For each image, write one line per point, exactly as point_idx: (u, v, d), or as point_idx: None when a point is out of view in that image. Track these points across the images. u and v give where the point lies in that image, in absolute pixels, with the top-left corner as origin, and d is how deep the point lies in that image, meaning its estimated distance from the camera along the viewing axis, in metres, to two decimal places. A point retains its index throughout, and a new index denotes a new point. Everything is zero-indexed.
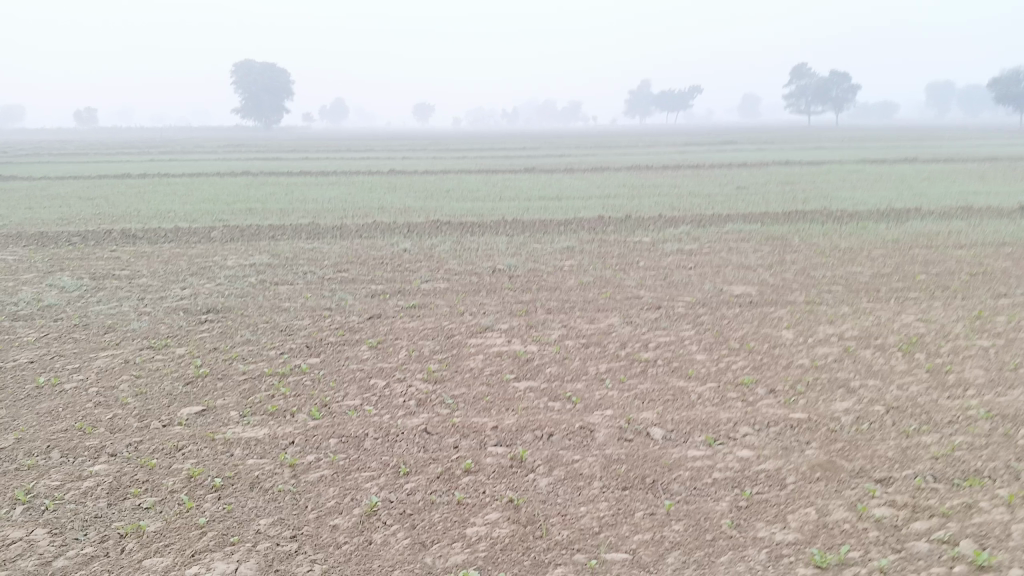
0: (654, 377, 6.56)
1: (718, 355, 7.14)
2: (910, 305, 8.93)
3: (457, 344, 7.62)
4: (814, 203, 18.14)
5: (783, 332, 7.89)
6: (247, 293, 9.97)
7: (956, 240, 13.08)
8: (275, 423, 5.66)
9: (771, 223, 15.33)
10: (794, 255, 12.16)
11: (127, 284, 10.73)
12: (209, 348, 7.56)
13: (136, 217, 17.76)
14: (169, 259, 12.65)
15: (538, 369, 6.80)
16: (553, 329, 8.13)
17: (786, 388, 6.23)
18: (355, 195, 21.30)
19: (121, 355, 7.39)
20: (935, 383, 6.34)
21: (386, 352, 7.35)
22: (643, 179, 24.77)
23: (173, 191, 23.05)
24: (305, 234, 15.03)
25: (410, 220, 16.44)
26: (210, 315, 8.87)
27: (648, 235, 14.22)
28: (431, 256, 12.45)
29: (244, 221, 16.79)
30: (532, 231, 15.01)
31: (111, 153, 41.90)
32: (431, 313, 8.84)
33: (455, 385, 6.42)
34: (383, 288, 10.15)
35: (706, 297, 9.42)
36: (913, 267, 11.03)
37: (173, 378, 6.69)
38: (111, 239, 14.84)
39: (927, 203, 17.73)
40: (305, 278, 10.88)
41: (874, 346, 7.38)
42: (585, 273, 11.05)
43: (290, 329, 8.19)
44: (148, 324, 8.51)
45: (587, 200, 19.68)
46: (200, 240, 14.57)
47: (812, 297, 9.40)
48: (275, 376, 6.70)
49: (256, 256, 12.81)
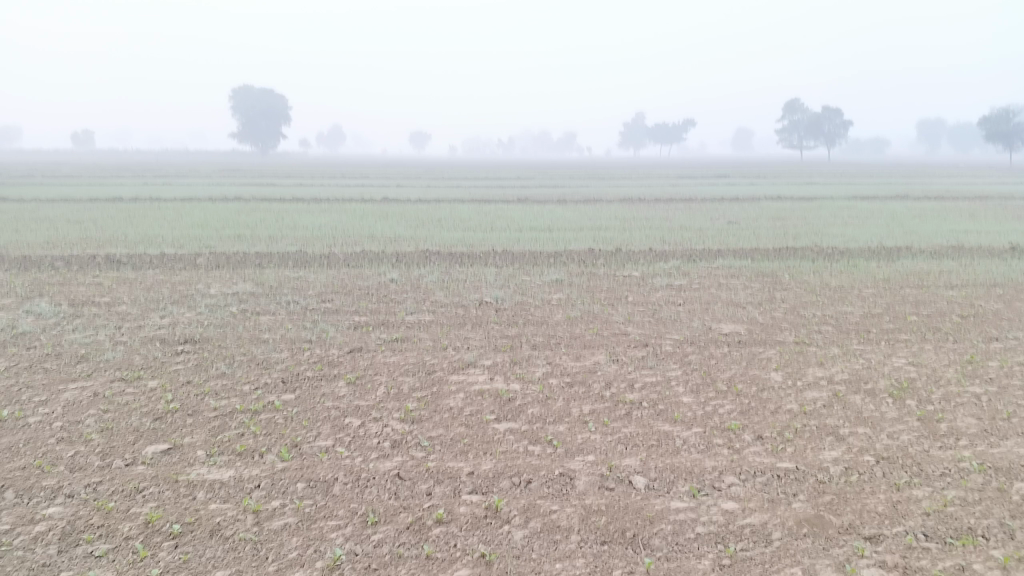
0: (638, 419, 6.38)
1: (705, 397, 6.96)
2: (901, 347, 8.79)
3: (438, 380, 7.42)
4: (805, 239, 18.09)
5: (772, 374, 7.72)
6: (227, 323, 9.77)
7: (947, 280, 13.00)
8: (243, 464, 5.46)
9: (762, 259, 15.24)
10: (785, 292, 12.04)
11: (105, 311, 10.52)
12: (182, 381, 7.35)
13: (122, 242, 17.55)
14: (152, 285, 12.45)
15: (520, 410, 6.61)
16: (537, 366, 7.94)
17: (774, 434, 6.05)
18: (345, 223, 21.17)
19: (91, 387, 7.17)
20: (927, 431, 6.17)
21: (364, 388, 7.15)
22: (636, 211, 24.73)
23: (162, 215, 22.88)
24: (291, 262, 14.86)
25: (399, 250, 16.29)
26: (187, 345, 8.66)
27: (637, 269, 14.11)
28: (418, 287, 12.27)
29: (231, 247, 16.61)
30: (521, 263, 14.88)
31: (103, 175, 41.71)
32: (414, 347, 8.65)
33: (432, 425, 6.22)
34: (366, 320, 9.96)
35: (695, 335, 9.27)
36: (904, 307, 10.91)
37: (142, 412, 6.47)
38: (94, 264, 14.63)
39: (918, 240, 17.68)
40: (288, 309, 10.68)
41: (864, 391, 7.21)
42: (572, 308, 10.89)
43: (268, 362, 7.98)
44: (121, 354, 8.29)
45: (579, 231, 19.59)
46: (185, 267, 14.38)
47: (802, 337, 9.25)
48: (247, 412, 6.50)
49: (240, 284, 12.61)
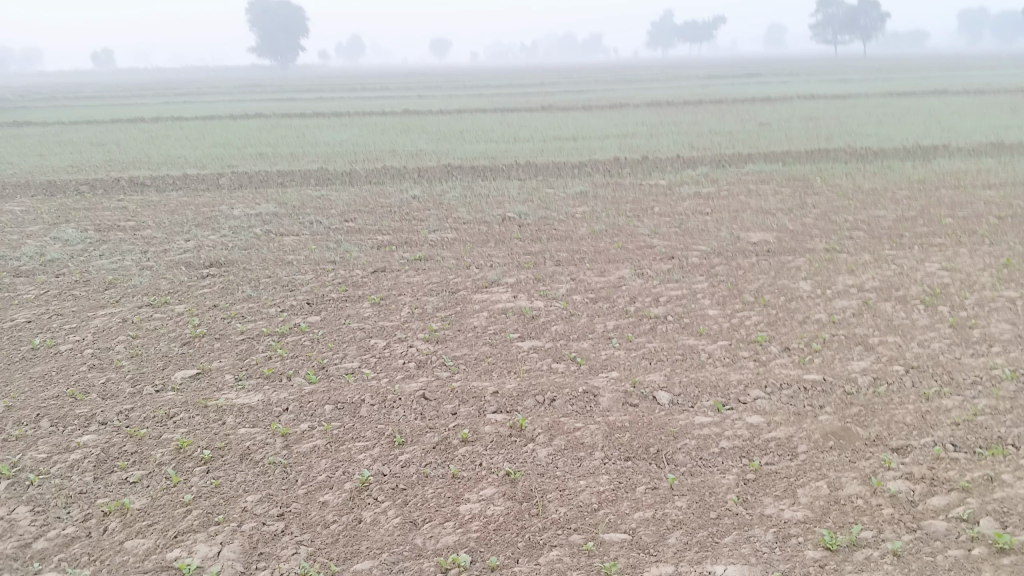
0: (663, 334, 6.33)
1: (731, 310, 6.87)
2: (935, 252, 8.57)
3: (462, 299, 7.39)
4: (837, 140, 17.58)
5: (800, 283, 7.59)
6: (252, 245, 9.78)
7: (985, 180, 12.60)
8: (270, 388, 5.52)
9: (792, 163, 14.86)
10: (816, 197, 11.76)
11: (131, 236, 10.56)
12: (208, 305, 7.40)
13: (145, 164, 17.54)
14: (176, 209, 12.45)
15: (543, 327, 6.58)
16: (561, 282, 7.87)
17: (801, 346, 5.98)
18: (367, 138, 20.94)
19: (120, 314, 7.24)
20: (959, 339, 6.05)
21: (388, 309, 7.15)
22: (663, 116, 24.15)
23: (185, 135, 22.78)
24: (313, 181, 14.77)
25: (422, 165, 16.10)
26: (212, 269, 8.69)
27: (664, 178, 13.84)
28: (441, 204, 12.16)
29: (253, 167, 16.52)
30: (545, 175, 14.67)
31: (125, 95, 41.45)
32: (437, 266, 8.60)
33: (456, 345, 6.23)
34: (390, 239, 9.91)
35: (722, 245, 9.11)
36: (939, 210, 10.61)
37: (170, 338, 6.54)
38: (119, 188, 14.64)
39: (956, 138, 17.12)
40: (311, 229, 10.65)
41: (895, 299, 7.07)
42: (597, 220, 10.73)
43: (293, 284, 8.00)
44: (148, 279, 8.34)
45: (604, 140, 19.21)
46: (208, 188, 14.36)
47: (832, 244, 9.05)
48: (274, 335, 6.54)
49: (263, 204, 12.58)
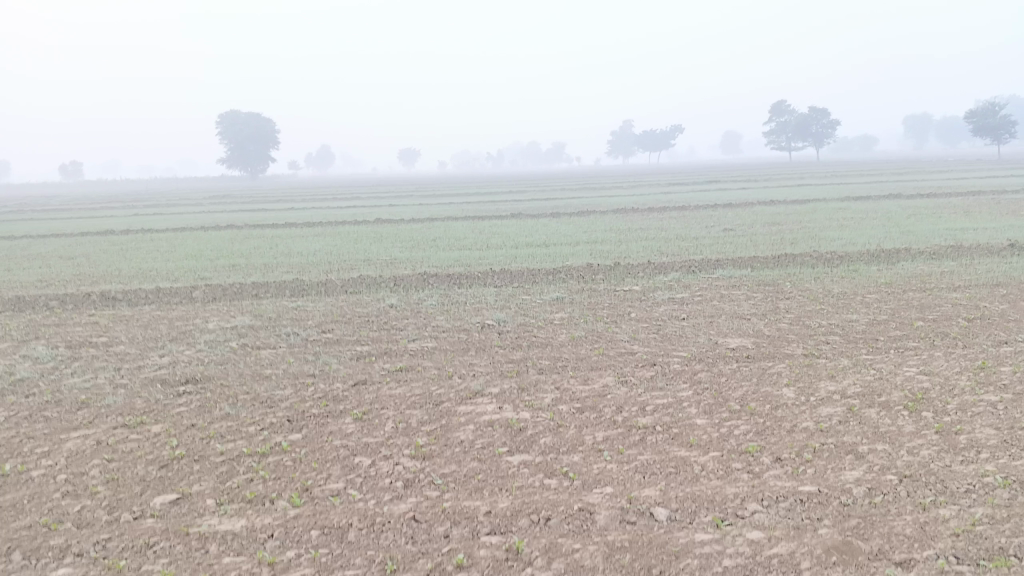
0: (653, 446, 6.26)
1: (719, 419, 6.84)
2: (911, 356, 8.70)
3: (447, 412, 7.28)
4: (802, 244, 18.06)
5: (784, 390, 7.62)
6: (228, 360, 9.64)
7: (949, 282, 12.93)
8: (254, 513, 5.34)
9: (762, 268, 15.17)
10: (787, 302, 11.97)
11: (104, 352, 10.38)
12: (186, 425, 7.21)
13: (116, 277, 17.43)
14: (149, 323, 12.31)
15: (532, 440, 6.48)
16: (545, 392, 7.83)
17: (792, 456, 5.95)
18: (339, 247, 21.10)
19: (94, 436, 7.02)
20: (946, 446, 6.06)
21: (372, 425, 7.01)
22: (630, 222, 24.71)
23: (156, 247, 22.79)
24: (288, 292, 14.76)
25: (396, 273, 16.19)
26: (189, 386, 8.52)
27: (638, 284, 14.03)
28: (419, 313, 12.17)
29: (227, 278, 16.48)
30: (519, 282, 14.80)
31: (93, 206, 41.51)
32: (419, 377, 8.52)
33: (444, 461, 6.10)
34: (369, 349, 9.84)
35: (702, 352, 9.17)
36: (910, 313, 10.82)
37: (147, 461, 6.33)
38: (90, 303, 14.49)
39: (915, 241, 17.66)
40: (289, 341, 10.56)
41: (879, 404, 7.11)
42: (576, 327, 10.79)
43: (272, 401, 7.85)
44: (123, 398, 8.14)
45: (575, 246, 19.54)
46: (182, 301, 14.26)
47: (810, 349, 9.14)
48: (255, 456, 6.36)
49: (238, 317, 12.50)
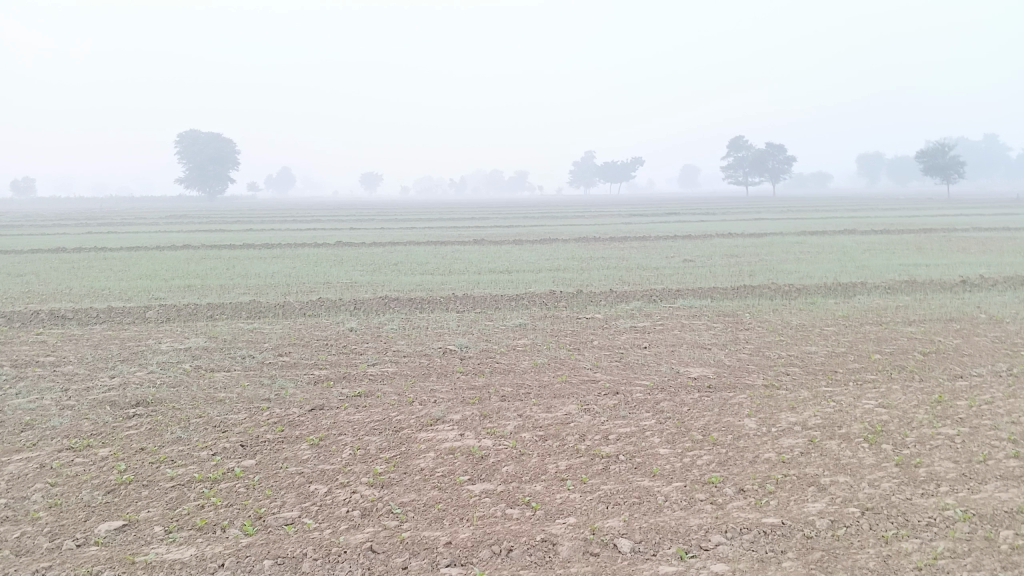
0: (616, 475, 6.20)
1: (682, 449, 6.80)
2: (870, 388, 8.78)
3: (406, 439, 7.14)
4: (761, 277, 18.28)
5: (746, 421, 7.61)
6: (181, 382, 9.38)
7: (905, 316, 13.16)
8: (204, 541, 5.14)
9: (722, 299, 15.30)
10: (748, 332, 12.06)
11: (51, 372, 10.04)
12: (135, 448, 6.96)
13: (66, 295, 16.98)
14: (100, 343, 11.96)
15: (493, 469, 6.37)
16: (507, 419, 7.72)
17: (755, 487, 5.93)
18: (299, 269, 20.85)
19: (37, 458, 6.74)
20: (906, 478, 6.09)
21: (329, 451, 6.84)
22: (592, 251, 24.84)
23: (109, 265, 22.27)
24: (245, 313, 14.50)
25: (357, 296, 16.02)
26: (139, 408, 8.25)
27: (600, 312, 14.05)
28: (379, 337, 12.01)
29: (182, 299, 16.16)
30: (482, 307, 14.72)
31: (43, 223, 40.55)
32: (378, 402, 8.36)
33: (403, 490, 5.95)
34: (328, 374, 9.65)
35: (664, 380, 9.16)
36: (867, 346, 10.96)
37: (93, 485, 6.09)
38: (38, 321, 14.06)
39: (871, 275, 17.98)
40: (244, 364, 10.32)
41: (840, 436, 7.13)
42: (539, 354, 10.72)
43: (225, 425, 7.62)
44: (69, 420, 7.84)
45: (537, 273, 19.55)
46: (135, 321, 13.91)
47: (770, 380, 9.17)
48: (206, 481, 6.15)
49: (192, 338, 12.19)
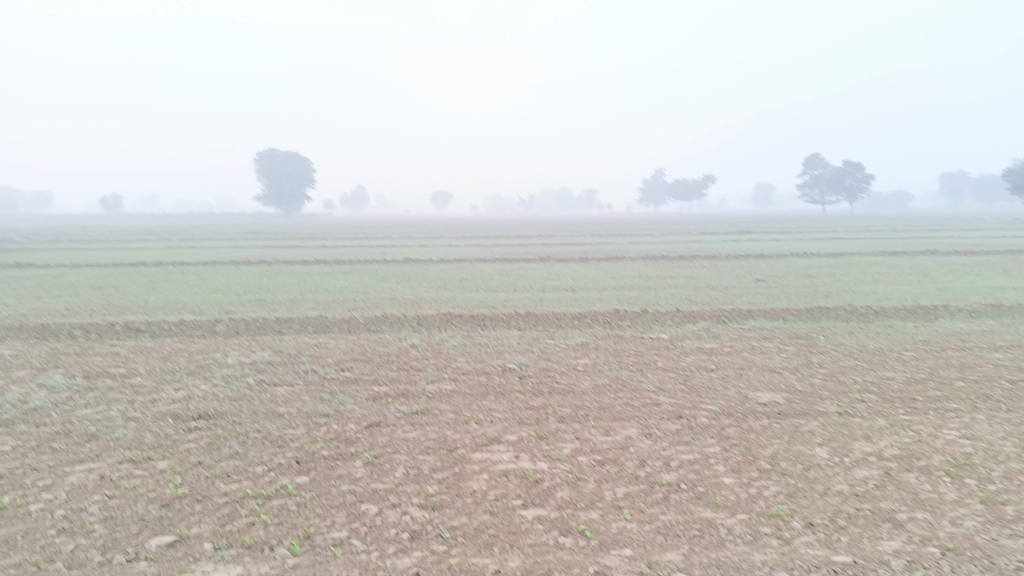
0: (677, 505, 5.92)
1: (748, 478, 6.48)
2: (952, 418, 8.25)
3: (460, 460, 6.99)
4: (836, 298, 17.61)
5: (817, 450, 7.22)
6: (243, 396, 9.45)
7: (990, 341, 12.46)
8: (251, 560, 5.08)
9: (793, 320, 14.78)
10: (821, 356, 11.57)
11: (120, 384, 10.24)
12: (192, 462, 6.99)
13: (142, 308, 17.46)
14: (169, 356, 12.19)
15: (548, 494, 6.17)
16: (565, 443, 7.50)
17: (825, 522, 5.58)
18: (366, 284, 21.03)
19: (98, 470, 6.82)
20: (992, 517, 5.65)
21: (382, 470, 6.73)
22: (660, 269, 24.46)
23: (184, 279, 22.88)
24: (311, 328, 14.65)
25: (421, 312, 16.05)
26: (200, 422, 8.30)
27: (666, 331, 13.72)
28: (440, 353, 11.95)
29: (251, 313, 16.43)
30: (544, 325, 14.55)
31: (127, 239, 42.14)
32: (435, 421, 8.25)
33: (454, 513, 5.80)
34: (386, 390, 9.57)
35: (730, 405, 8.80)
36: (949, 373, 10.37)
37: (148, 499, 6.11)
38: (113, 333, 14.46)
39: (954, 298, 17.18)
40: (306, 379, 10.36)
41: (919, 470, 6.69)
42: (601, 374, 10.48)
43: (283, 441, 7.61)
44: (132, 432, 7.95)
45: (603, 291, 19.29)
46: (204, 335, 14.17)
47: (844, 407, 8.72)
48: (258, 498, 6.11)
49: (258, 352, 12.33)
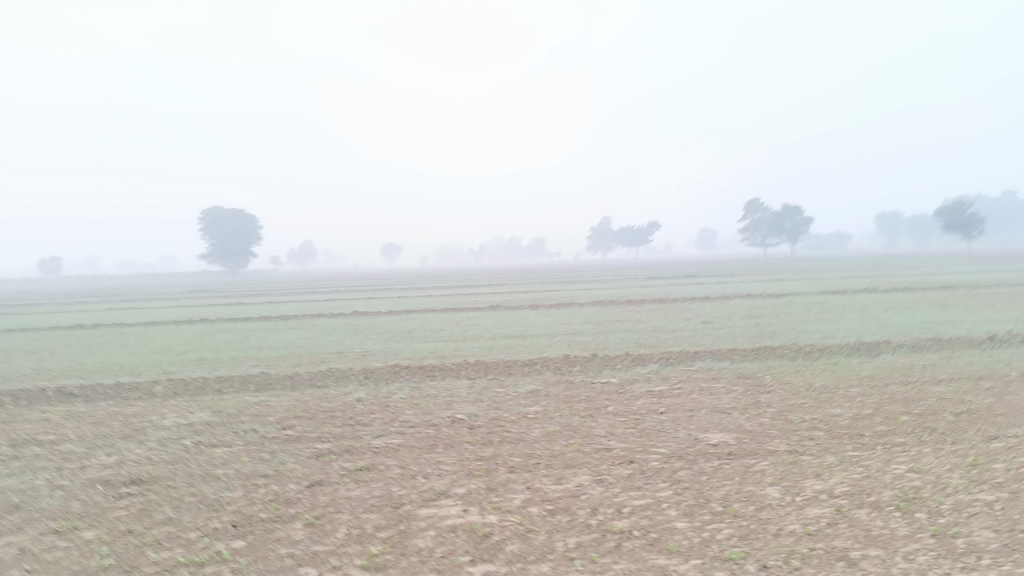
0: (630, 553, 5.77)
1: (700, 522, 6.37)
2: (900, 452, 8.29)
3: (407, 516, 6.75)
4: (782, 337, 17.83)
5: (768, 490, 7.15)
6: (180, 458, 9.06)
7: (932, 374, 12.66)
8: None
9: (741, 360, 14.87)
10: (770, 395, 11.61)
11: (48, 451, 9.75)
12: (122, 530, 6.62)
13: (77, 371, 16.83)
14: (103, 419, 11.70)
15: (497, 548, 5.96)
16: (515, 493, 7.30)
17: (779, 564, 5.47)
18: (312, 339, 20.66)
19: (18, 543, 6.41)
20: (944, 551, 5.61)
21: (324, 531, 6.46)
22: (609, 314, 24.57)
23: (122, 340, 22.20)
24: (254, 385, 14.25)
25: (367, 365, 15.75)
26: (132, 488, 7.91)
27: (616, 375, 13.66)
28: (387, 406, 11.68)
29: (191, 372, 15.94)
30: (494, 373, 14.38)
31: (64, 301, 40.99)
32: (380, 476, 7.99)
33: (399, 573, 5.55)
34: (330, 447, 9.28)
35: (681, 448, 8.71)
36: (895, 407, 10.47)
37: (72, 572, 5.74)
38: (44, 398, 13.87)
39: (895, 333, 17.50)
40: (246, 438, 10.00)
41: (870, 505, 6.66)
42: (551, 421, 10.34)
43: (219, 504, 7.27)
44: (58, 501, 7.53)
45: (553, 337, 19.24)
46: (141, 396, 13.67)
47: (793, 445, 8.70)
48: (191, 566, 5.78)
49: (197, 413, 11.91)
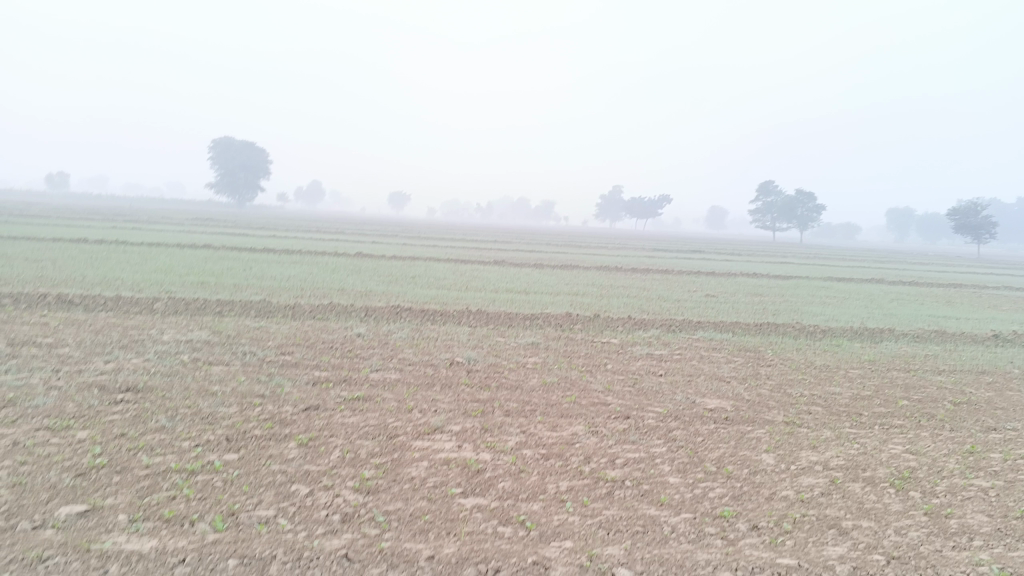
0: (621, 501, 5.75)
1: (693, 479, 6.34)
2: (897, 433, 8.25)
3: (400, 446, 6.73)
4: (785, 316, 17.77)
5: (763, 456, 7.13)
6: (176, 372, 9.04)
7: (934, 365, 12.61)
8: (168, 534, 4.75)
9: (743, 334, 14.82)
10: (770, 368, 11.58)
11: (45, 353, 9.74)
12: (116, 433, 6.60)
13: (78, 282, 16.81)
14: (101, 329, 11.68)
15: (489, 484, 5.94)
16: (509, 435, 7.28)
17: (771, 525, 5.45)
18: (315, 275, 20.63)
19: (10, 436, 6.40)
20: (937, 529, 5.59)
21: (318, 452, 6.44)
22: (613, 278, 24.51)
23: (125, 258, 22.16)
24: (254, 311, 14.23)
25: (369, 303, 15.72)
26: (127, 395, 7.89)
27: (616, 336, 13.62)
28: (386, 344, 11.66)
29: (192, 294, 15.91)
30: (495, 323, 14.36)
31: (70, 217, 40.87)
32: (376, 407, 7.96)
33: (389, 498, 5.53)
34: (327, 376, 9.26)
35: (679, 409, 8.69)
36: (894, 391, 10.43)
37: (63, 467, 5.72)
38: (44, 304, 13.84)
39: (899, 323, 17.44)
40: (244, 359, 9.99)
41: (864, 480, 6.63)
42: (549, 372, 10.31)
43: (213, 418, 7.25)
44: (53, 400, 7.51)
45: (556, 295, 19.20)
46: (141, 311, 13.65)
47: (790, 417, 8.67)
48: (183, 472, 5.76)
49: (195, 332, 11.89)
